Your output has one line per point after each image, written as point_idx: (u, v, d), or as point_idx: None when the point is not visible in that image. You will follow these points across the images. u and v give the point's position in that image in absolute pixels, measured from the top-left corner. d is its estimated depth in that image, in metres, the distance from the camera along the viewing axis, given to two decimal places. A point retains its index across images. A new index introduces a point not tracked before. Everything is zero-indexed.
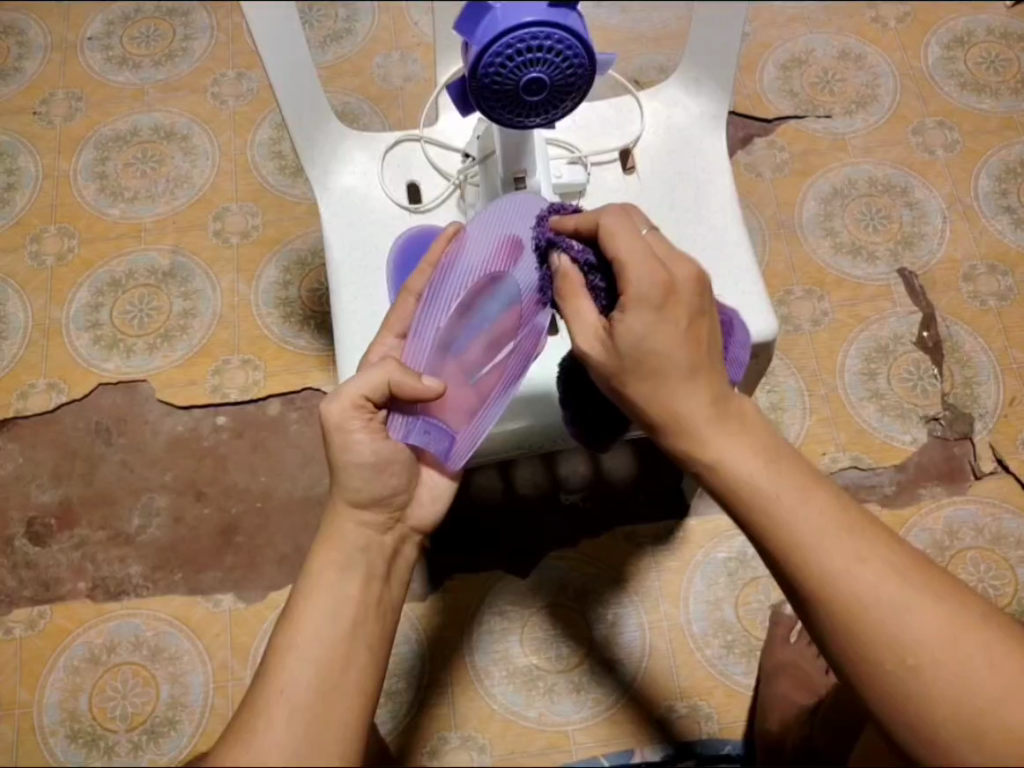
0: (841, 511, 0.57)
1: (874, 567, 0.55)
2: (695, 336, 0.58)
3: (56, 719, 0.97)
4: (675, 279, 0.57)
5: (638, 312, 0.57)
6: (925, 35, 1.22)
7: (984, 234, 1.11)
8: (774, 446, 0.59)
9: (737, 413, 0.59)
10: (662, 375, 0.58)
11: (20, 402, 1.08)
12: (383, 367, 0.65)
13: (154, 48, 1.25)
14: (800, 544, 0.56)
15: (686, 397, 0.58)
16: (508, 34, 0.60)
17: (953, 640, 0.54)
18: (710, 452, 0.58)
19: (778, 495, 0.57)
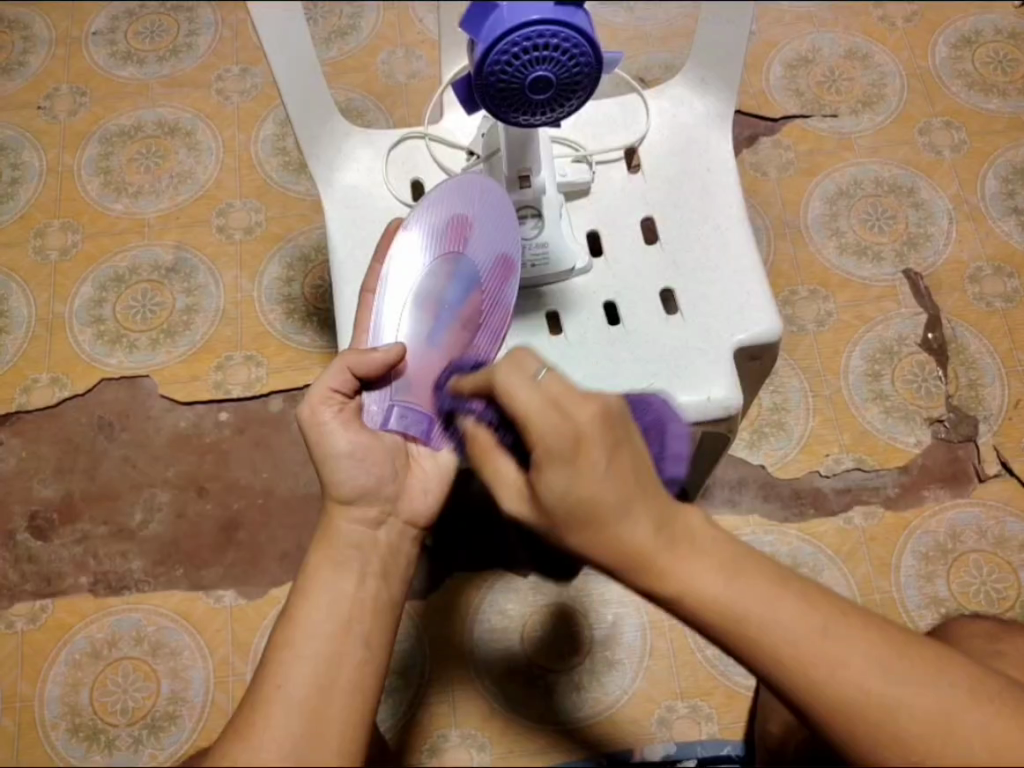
0: (812, 610, 0.53)
1: (857, 665, 0.51)
2: (619, 472, 0.53)
3: (57, 713, 0.97)
4: (578, 426, 0.53)
5: (553, 469, 0.54)
6: (933, 35, 1.21)
7: (990, 235, 1.10)
8: (731, 552, 0.55)
9: (685, 532, 0.55)
10: (598, 523, 0.54)
11: (23, 396, 1.09)
12: (339, 358, 0.69)
13: (158, 43, 1.25)
14: (782, 656, 0.52)
15: (630, 528, 0.53)
16: (514, 32, 0.59)
17: (952, 726, 0.51)
18: (666, 579, 0.53)
19: (748, 613, 0.52)
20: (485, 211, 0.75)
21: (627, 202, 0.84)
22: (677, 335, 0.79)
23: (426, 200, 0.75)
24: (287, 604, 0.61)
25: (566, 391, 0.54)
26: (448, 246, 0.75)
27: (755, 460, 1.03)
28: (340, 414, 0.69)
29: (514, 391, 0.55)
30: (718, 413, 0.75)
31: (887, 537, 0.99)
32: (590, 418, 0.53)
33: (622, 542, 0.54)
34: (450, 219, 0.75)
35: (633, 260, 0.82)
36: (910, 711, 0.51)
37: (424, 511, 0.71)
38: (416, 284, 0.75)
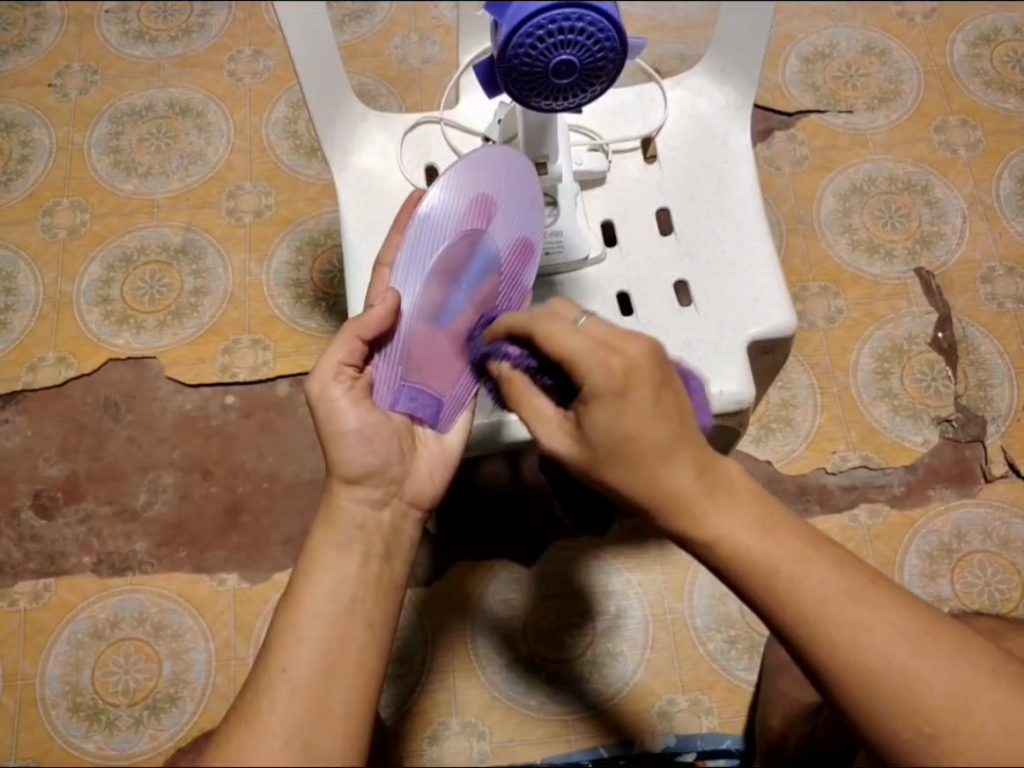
0: (844, 573, 0.54)
1: (880, 630, 0.52)
2: (664, 412, 0.55)
3: (58, 692, 0.97)
4: (629, 361, 0.55)
5: (598, 406, 0.55)
6: (951, 31, 1.20)
7: (1004, 235, 1.10)
8: (765, 505, 0.56)
9: (726, 482, 0.56)
10: (640, 460, 0.55)
11: (29, 374, 1.08)
12: (345, 332, 0.68)
13: (171, 22, 1.24)
14: (804, 614, 0.53)
15: (670, 472, 0.55)
16: (539, 15, 0.59)
17: (970, 705, 0.52)
18: (700, 523, 0.55)
19: (777, 568, 0.54)
20: (507, 191, 0.74)
21: (642, 193, 0.84)
22: (690, 327, 0.78)
23: (450, 169, 0.72)
24: (293, 588, 0.61)
25: (614, 333, 0.56)
26: (470, 223, 0.72)
27: (763, 456, 1.02)
28: (352, 391, 0.68)
29: (558, 337, 0.57)
30: (730, 406, 0.76)
31: (891, 535, 0.99)
32: (640, 354, 0.55)
33: (660, 483, 0.55)
34: (474, 196, 0.72)
35: (646, 252, 0.82)
36: (927, 680, 0.51)
37: (431, 492, 0.71)
38: (433, 260, 0.72)
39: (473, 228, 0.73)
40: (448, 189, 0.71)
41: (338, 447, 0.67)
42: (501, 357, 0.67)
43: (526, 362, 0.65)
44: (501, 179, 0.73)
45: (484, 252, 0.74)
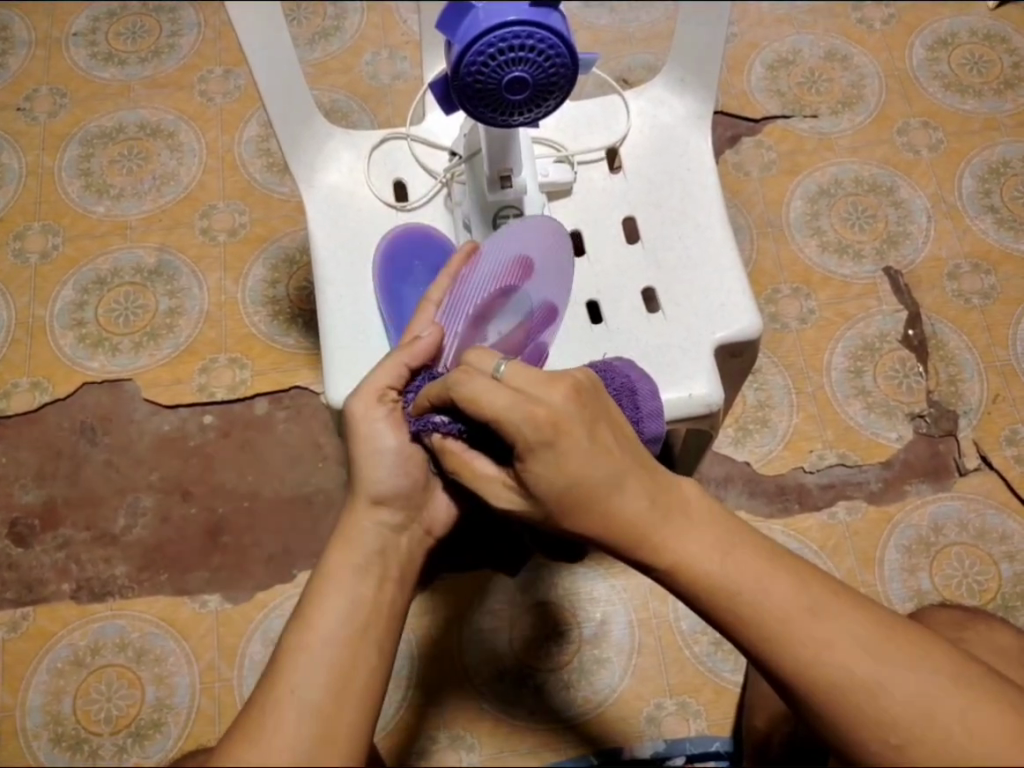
0: (805, 590, 0.55)
1: (844, 648, 0.53)
2: (601, 444, 0.55)
3: (39, 722, 0.96)
4: (553, 408, 0.55)
5: (538, 460, 0.55)
6: (909, 37, 1.23)
7: (968, 233, 1.12)
8: (726, 526, 0.57)
9: (681, 502, 0.57)
10: (592, 498, 0.55)
11: (3, 401, 1.07)
12: (397, 356, 0.68)
13: (140, 44, 1.24)
14: (767, 631, 0.54)
15: (622, 498, 0.55)
16: (490, 32, 0.61)
17: (934, 710, 0.52)
18: (666, 551, 0.56)
19: (739, 589, 0.54)
20: (551, 255, 0.75)
21: (609, 203, 0.86)
22: (658, 332, 0.80)
23: (508, 228, 0.74)
24: (289, 604, 0.60)
25: (535, 379, 0.56)
26: (508, 280, 0.74)
27: (741, 457, 1.03)
28: (392, 416, 0.68)
29: (479, 397, 0.56)
30: (699, 410, 0.77)
31: (870, 531, 1.00)
32: (562, 400, 0.55)
33: (621, 513, 0.55)
34: (517, 256, 0.74)
35: (614, 260, 0.83)
36: (892, 694, 0.53)
37: (442, 518, 0.72)
38: (472, 307, 0.73)
39: (511, 281, 0.74)
40: (498, 246, 0.74)
41: (370, 464, 0.67)
42: (430, 429, 0.65)
43: (456, 430, 0.64)
44: (544, 244, 0.74)
45: (516, 308, 0.75)
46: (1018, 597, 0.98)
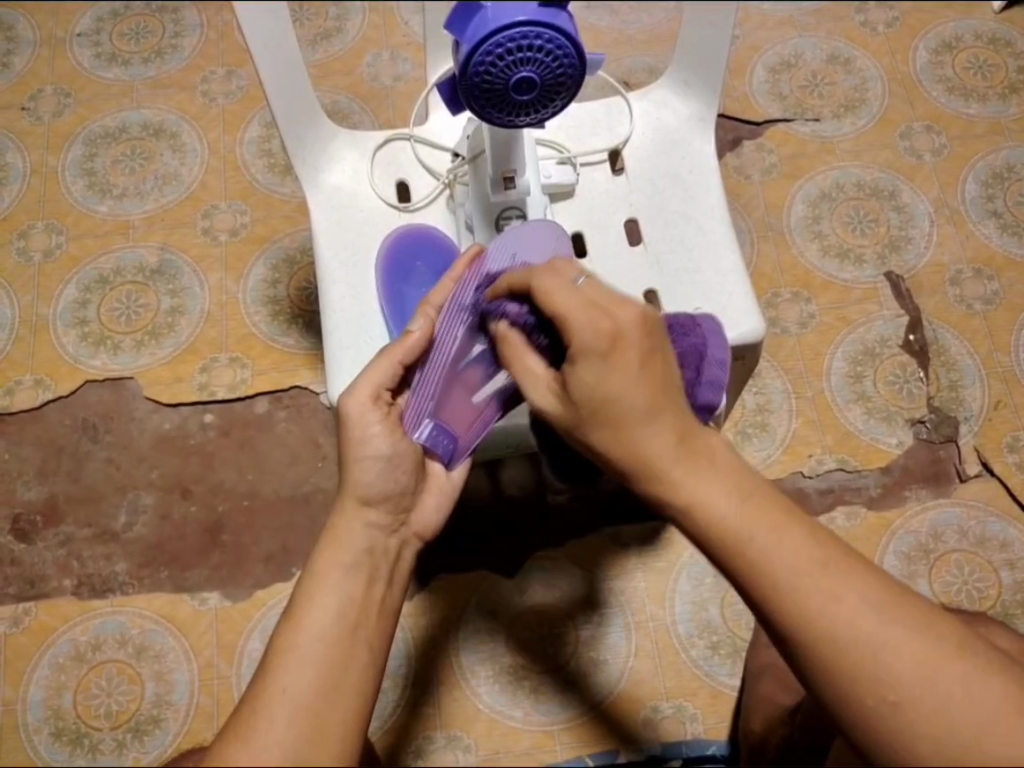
0: (817, 542, 0.54)
1: (852, 603, 0.52)
2: (650, 376, 0.57)
3: (40, 716, 0.97)
4: (617, 324, 0.57)
5: (587, 362, 0.57)
6: (914, 39, 1.22)
7: (970, 238, 1.12)
8: (745, 474, 0.56)
9: (703, 448, 0.57)
10: (619, 421, 0.57)
11: (5, 398, 1.08)
12: (388, 356, 0.70)
13: (143, 45, 1.25)
14: (780, 578, 0.53)
15: (648, 435, 0.56)
16: (498, 33, 0.61)
17: (935, 672, 0.52)
18: (680, 489, 0.55)
19: (753, 536, 0.54)
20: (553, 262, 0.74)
21: (612, 205, 0.85)
22: None
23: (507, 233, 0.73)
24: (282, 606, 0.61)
25: (607, 297, 0.59)
26: None
27: (739, 461, 1.03)
28: (386, 417, 0.69)
29: (552, 297, 0.60)
30: None
31: (869, 537, 1.00)
32: (629, 320, 0.57)
33: (642, 447, 0.56)
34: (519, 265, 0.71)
35: (616, 262, 0.83)
36: (897, 652, 0.52)
37: (433, 523, 0.72)
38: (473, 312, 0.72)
39: None
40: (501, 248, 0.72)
41: (363, 464, 0.67)
42: (500, 315, 0.67)
43: (524, 321, 0.66)
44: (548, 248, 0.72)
45: None
46: (1017, 604, 0.97)
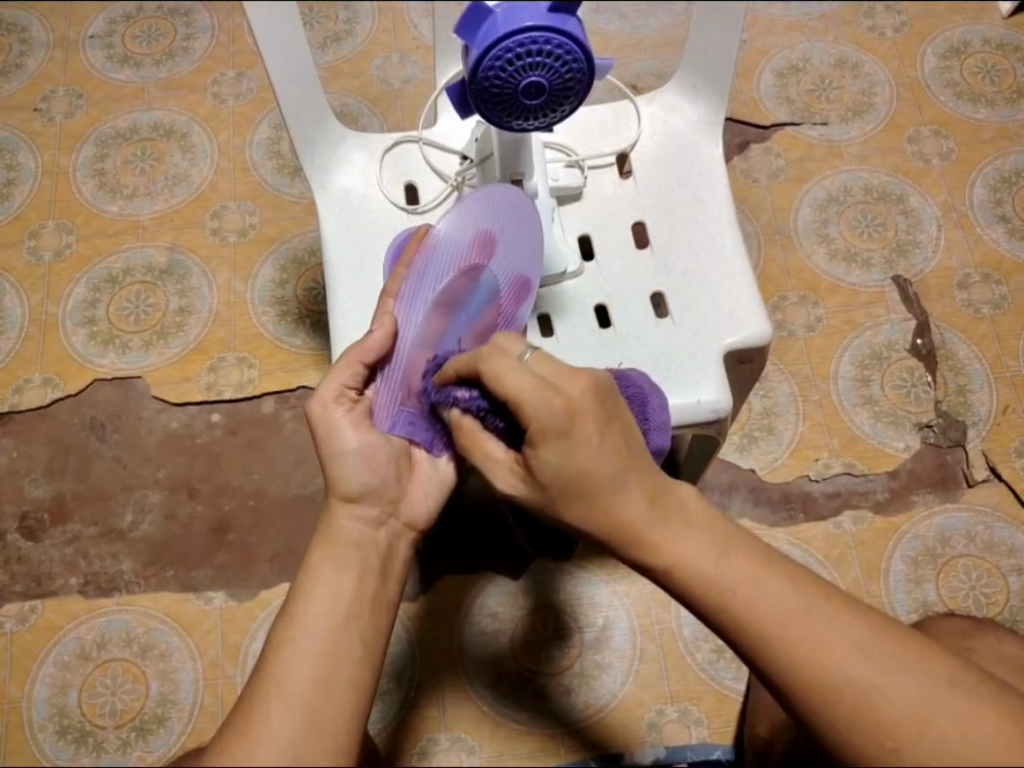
0: (799, 592, 0.54)
1: (837, 650, 0.52)
2: (612, 444, 0.55)
3: (45, 714, 0.97)
4: (572, 400, 0.54)
5: (548, 443, 0.55)
6: (922, 44, 1.22)
7: (979, 242, 1.11)
8: (724, 528, 0.56)
9: (677, 506, 0.56)
10: (593, 494, 0.55)
11: (14, 396, 1.09)
12: (346, 361, 0.69)
13: (154, 47, 1.26)
14: (764, 631, 0.53)
15: (623, 503, 0.55)
16: (508, 39, 0.61)
17: (927, 713, 0.51)
18: (660, 553, 0.55)
19: (735, 592, 0.54)
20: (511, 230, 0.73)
21: (619, 208, 0.85)
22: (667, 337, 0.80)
23: (454, 210, 0.73)
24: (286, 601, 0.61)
25: (559, 372, 0.56)
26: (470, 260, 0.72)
27: (746, 464, 1.03)
28: None
29: (506, 374, 0.56)
30: (708, 415, 0.77)
31: (876, 541, 0.99)
32: (582, 393, 0.55)
33: (617, 516, 0.55)
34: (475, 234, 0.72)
35: (623, 264, 0.84)
36: (887, 696, 0.51)
37: (424, 513, 0.72)
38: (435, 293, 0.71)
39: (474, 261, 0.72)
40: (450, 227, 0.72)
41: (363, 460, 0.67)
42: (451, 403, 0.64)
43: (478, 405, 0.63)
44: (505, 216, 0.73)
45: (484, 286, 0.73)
46: None
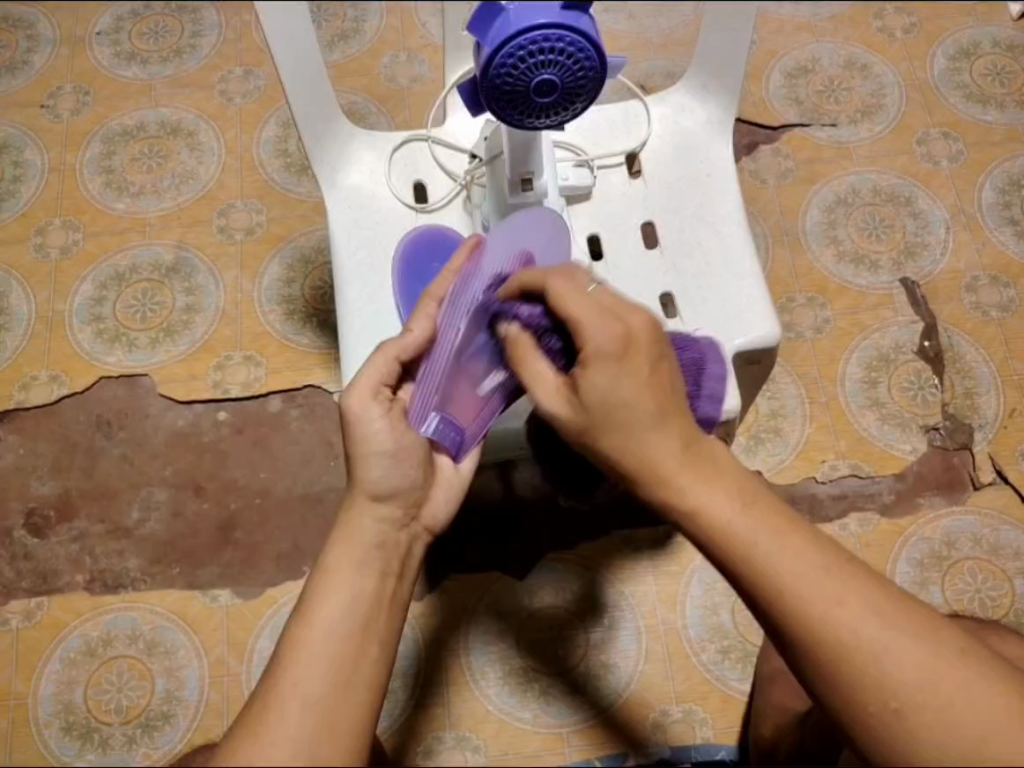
0: (817, 550, 0.54)
1: (853, 609, 0.52)
2: (658, 383, 0.57)
3: (51, 711, 0.97)
4: (629, 328, 0.58)
5: (600, 368, 0.57)
6: (931, 46, 1.22)
7: (987, 245, 1.11)
8: (749, 484, 0.56)
9: (708, 457, 0.57)
10: (632, 425, 0.57)
11: (21, 393, 1.09)
12: (384, 352, 0.70)
13: (162, 44, 1.25)
14: (780, 584, 0.53)
15: (655, 439, 0.56)
16: (521, 36, 0.61)
17: (936, 677, 0.51)
18: (684, 496, 0.56)
19: (755, 540, 0.54)
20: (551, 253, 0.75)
21: (628, 208, 0.85)
22: None
23: (505, 227, 0.75)
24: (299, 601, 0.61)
25: (617, 302, 0.60)
26: None
27: (753, 465, 1.03)
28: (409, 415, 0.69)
29: (565, 296, 0.60)
30: (717, 417, 0.77)
31: (882, 543, 0.99)
32: (640, 324, 0.58)
33: (647, 448, 0.56)
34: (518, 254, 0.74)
35: (632, 265, 0.83)
36: (900, 660, 0.51)
37: (441, 516, 0.72)
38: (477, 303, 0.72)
39: None
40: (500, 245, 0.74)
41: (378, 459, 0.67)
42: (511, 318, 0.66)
43: (538, 323, 0.65)
44: (545, 242, 0.75)
45: None
46: None
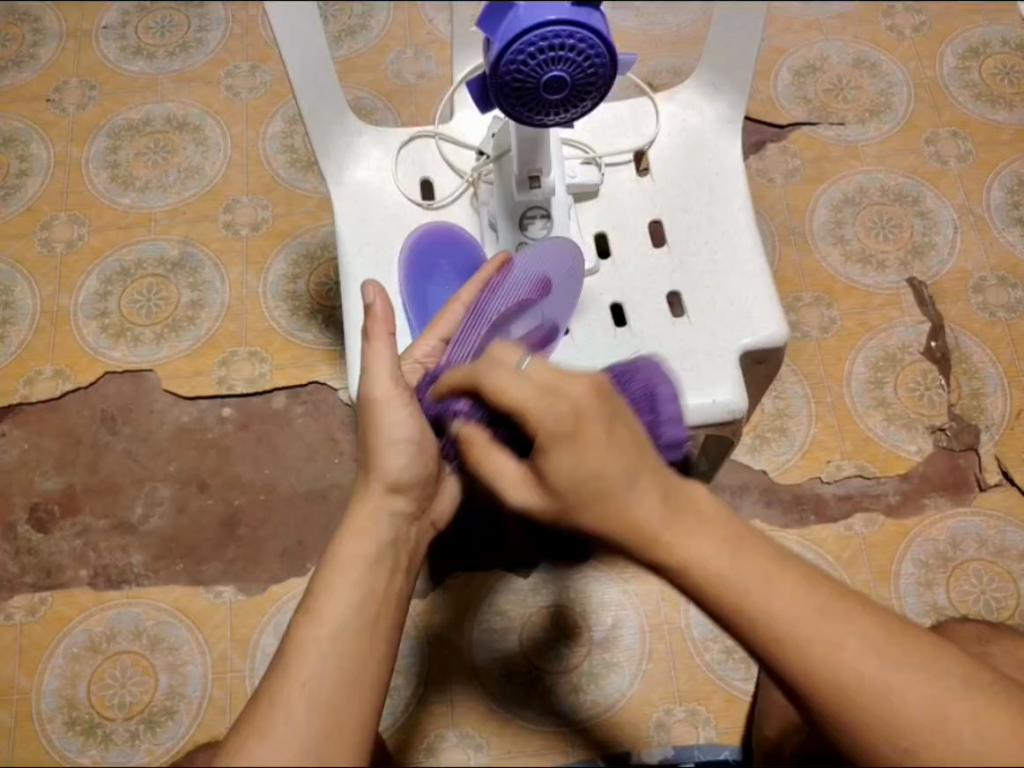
0: (812, 591, 0.53)
1: (855, 649, 0.52)
2: (619, 442, 0.55)
3: (54, 705, 0.97)
4: (575, 402, 0.55)
5: (557, 450, 0.55)
6: (940, 45, 1.21)
7: (995, 245, 1.11)
8: (733, 528, 0.54)
9: (689, 503, 0.55)
10: (607, 495, 0.54)
11: (26, 388, 1.09)
12: (377, 345, 0.66)
13: (168, 38, 1.25)
14: (779, 636, 0.52)
15: (635, 501, 0.54)
16: (531, 31, 0.61)
17: (942, 713, 0.52)
18: (671, 555, 0.53)
19: (749, 591, 0.52)
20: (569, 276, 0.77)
21: (636, 206, 0.85)
22: (682, 337, 0.79)
23: (533, 247, 0.77)
24: (308, 600, 0.60)
25: (556, 375, 0.56)
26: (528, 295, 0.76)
27: (758, 465, 1.03)
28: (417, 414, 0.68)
29: (505, 387, 0.57)
30: (722, 417, 0.76)
31: (887, 544, 0.99)
32: (584, 393, 0.55)
33: (630, 515, 0.54)
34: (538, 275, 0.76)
35: (639, 263, 0.83)
36: (905, 695, 0.51)
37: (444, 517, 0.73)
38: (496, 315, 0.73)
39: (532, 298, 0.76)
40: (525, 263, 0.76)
41: (387, 454, 0.66)
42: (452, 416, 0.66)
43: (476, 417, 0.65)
44: (565, 267, 0.77)
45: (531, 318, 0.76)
46: None
